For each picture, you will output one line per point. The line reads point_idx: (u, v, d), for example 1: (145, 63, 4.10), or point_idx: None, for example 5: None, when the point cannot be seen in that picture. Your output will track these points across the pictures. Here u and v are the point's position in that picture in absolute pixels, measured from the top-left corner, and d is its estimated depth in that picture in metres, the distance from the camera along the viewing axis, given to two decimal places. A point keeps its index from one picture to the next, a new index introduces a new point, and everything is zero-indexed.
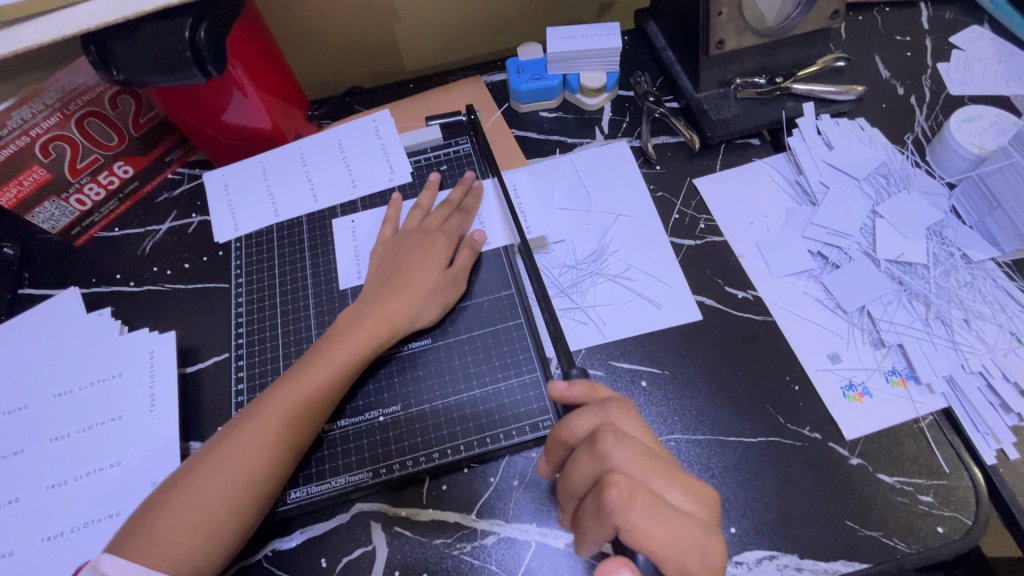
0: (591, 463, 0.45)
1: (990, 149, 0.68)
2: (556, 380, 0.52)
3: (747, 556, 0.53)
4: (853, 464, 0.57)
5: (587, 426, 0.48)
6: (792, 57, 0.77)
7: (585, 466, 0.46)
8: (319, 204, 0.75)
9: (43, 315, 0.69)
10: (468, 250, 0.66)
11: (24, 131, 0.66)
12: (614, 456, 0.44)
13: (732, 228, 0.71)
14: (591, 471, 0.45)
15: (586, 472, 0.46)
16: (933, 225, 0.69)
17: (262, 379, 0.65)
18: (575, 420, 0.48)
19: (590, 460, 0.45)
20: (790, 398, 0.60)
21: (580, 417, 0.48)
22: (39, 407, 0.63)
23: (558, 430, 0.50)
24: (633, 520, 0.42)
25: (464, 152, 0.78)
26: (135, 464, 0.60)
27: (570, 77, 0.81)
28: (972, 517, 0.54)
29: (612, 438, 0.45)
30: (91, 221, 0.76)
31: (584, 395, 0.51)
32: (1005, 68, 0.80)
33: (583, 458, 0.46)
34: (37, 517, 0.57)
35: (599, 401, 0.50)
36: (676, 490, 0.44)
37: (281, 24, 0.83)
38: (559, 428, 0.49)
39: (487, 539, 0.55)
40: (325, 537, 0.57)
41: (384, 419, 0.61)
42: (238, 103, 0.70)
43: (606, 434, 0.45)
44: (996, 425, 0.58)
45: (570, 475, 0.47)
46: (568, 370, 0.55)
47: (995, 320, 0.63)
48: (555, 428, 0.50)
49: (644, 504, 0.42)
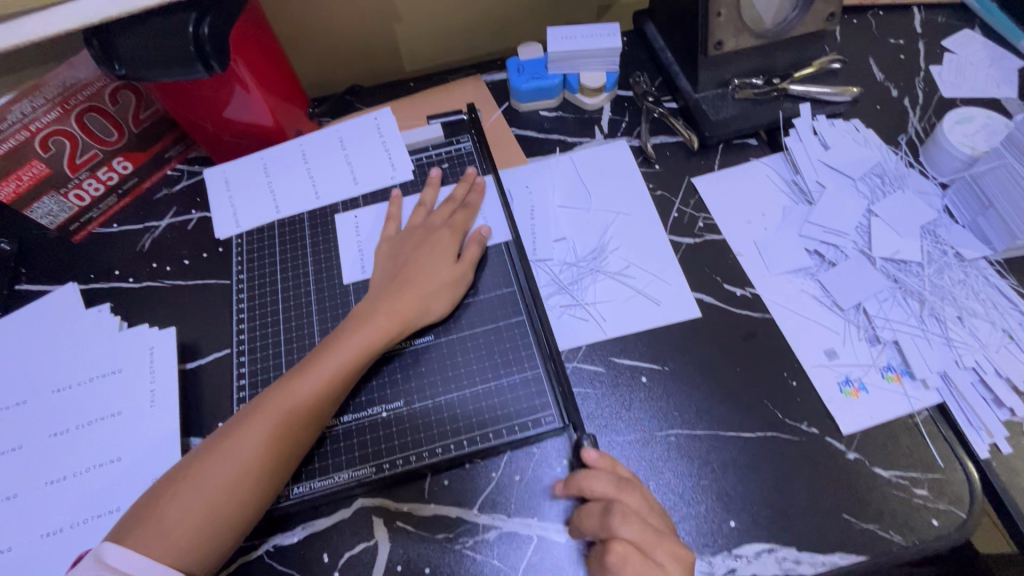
0: (598, 522, 0.51)
1: (982, 150, 0.69)
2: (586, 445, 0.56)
3: (746, 549, 0.54)
4: (850, 459, 0.58)
5: (601, 489, 0.52)
6: (788, 59, 0.78)
7: (592, 522, 0.52)
8: (321, 201, 0.75)
9: (41, 310, 0.68)
10: (476, 244, 0.67)
11: (24, 126, 0.65)
12: (619, 529, 0.49)
13: (731, 226, 0.72)
14: (597, 530, 0.51)
15: (593, 527, 0.51)
16: (927, 224, 0.70)
17: (263, 374, 0.65)
18: (592, 482, 0.53)
19: (598, 520, 0.51)
20: (788, 394, 0.61)
21: (596, 480, 0.53)
22: (38, 403, 0.63)
23: (577, 483, 0.54)
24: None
25: (465, 150, 0.78)
26: (137, 459, 0.59)
27: (570, 76, 0.81)
28: (967, 509, 0.55)
29: (619, 513, 0.50)
30: (90, 217, 0.76)
31: (604, 464, 0.55)
32: (996, 71, 0.82)
33: (593, 516, 0.52)
34: (36, 513, 0.57)
35: (618, 474, 0.54)
36: (662, 552, 0.49)
37: (284, 23, 0.84)
38: (579, 484, 0.53)
39: (489, 534, 0.56)
40: (327, 532, 0.57)
41: (387, 416, 0.61)
42: (239, 98, 0.70)
43: (614, 508, 0.50)
44: (988, 419, 0.59)
45: (581, 523, 0.53)
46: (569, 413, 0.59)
47: (988, 317, 0.64)
48: (576, 475, 0.54)
49: (634, 569, 0.48)
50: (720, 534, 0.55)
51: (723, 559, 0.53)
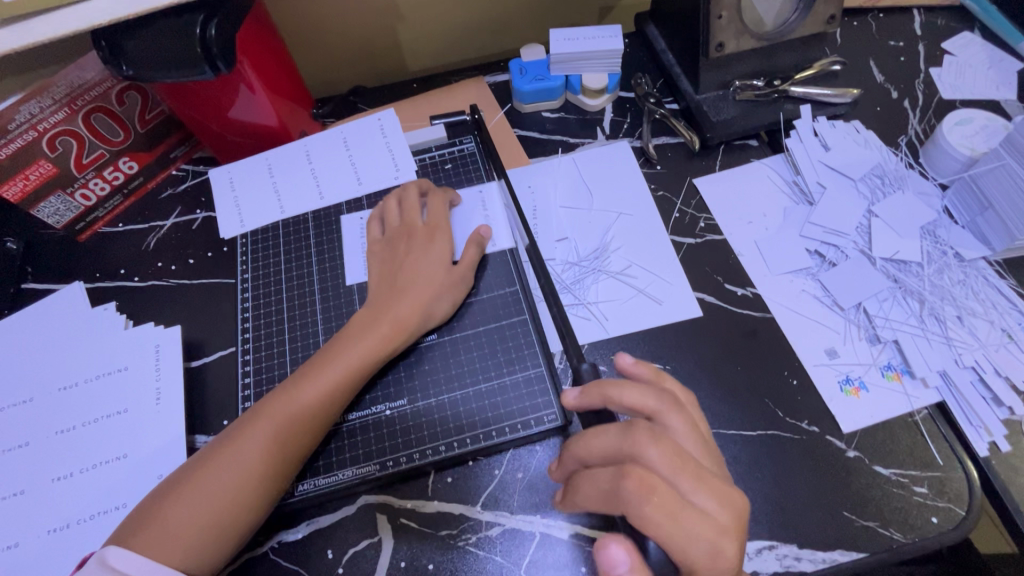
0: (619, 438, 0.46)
1: (982, 151, 0.69)
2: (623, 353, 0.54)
3: (747, 546, 0.54)
4: (850, 457, 0.58)
5: (635, 403, 0.49)
6: (789, 61, 0.79)
7: (609, 442, 0.47)
8: (325, 201, 0.75)
9: (47, 308, 0.69)
10: (475, 246, 0.67)
11: (32, 126, 0.66)
12: (646, 449, 0.44)
13: (732, 226, 0.72)
14: (611, 450, 0.47)
15: (607, 447, 0.47)
16: (926, 225, 0.70)
17: (268, 372, 0.66)
18: (628, 392, 0.49)
19: (620, 436, 0.46)
20: (789, 393, 0.61)
21: (633, 391, 0.49)
22: (44, 400, 0.63)
23: (604, 396, 0.50)
24: (642, 513, 0.42)
25: (468, 151, 0.79)
26: (143, 456, 0.60)
27: (572, 78, 0.82)
28: (966, 507, 0.55)
29: (647, 434, 0.45)
30: (95, 217, 0.76)
31: (646, 375, 0.52)
32: (995, 73, 0.83)
33: (611, 434, 0.47)
34: (43, 509, 0.58)
35: (657, 386, 0.51)
36: (703, 494, 0.43)
37: (288, 25, 0.84)
38: (606, 395, 0.50)
39: (492, 530, 0.56)
40: (332, 529, 0.58)
41: (391, 413, 0.61)
42: (245, 98, 0.71)
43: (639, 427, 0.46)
44: (988, 418, 0.59)
45: (589, 443, 0.48)
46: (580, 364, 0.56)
47: (987, 317, 0.64)
48: (605, 384, 0.50)
49: (658, 495, 0.43)
50: None
51: None
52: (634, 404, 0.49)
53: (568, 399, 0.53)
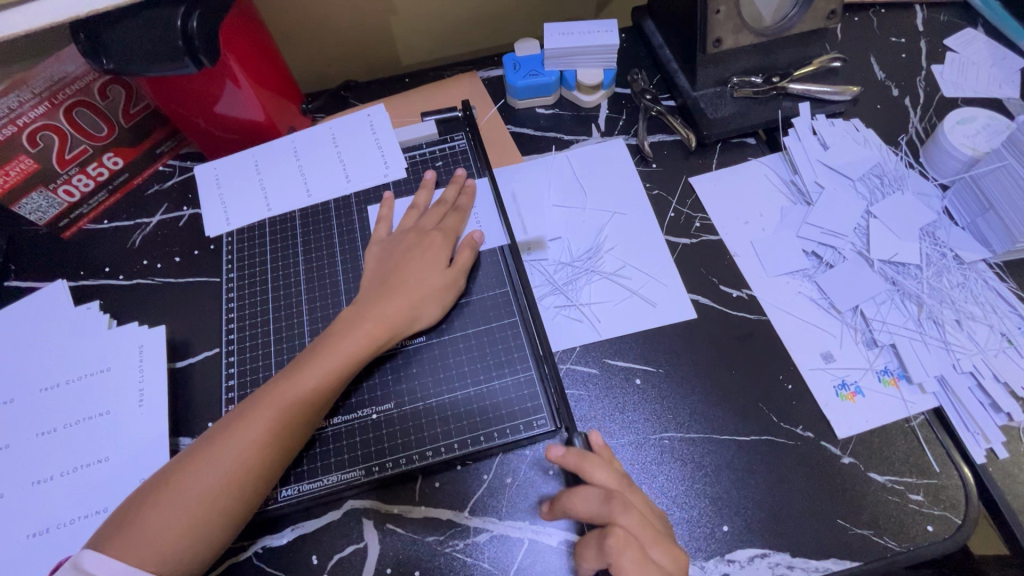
0: (599, 504, 0.50)
1: (983, 152, 0.68)
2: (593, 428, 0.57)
3: (739, 554, 0.53)
4: (846, 463, 0.57)
5: (605, 481, 0.52)
6: (788, 57, 0.77)
7: (591, 505, 0.50)
8: (313, 199, 0.74)
9: (29, 307, 0.67)
10: (467, 250, 0.66)
11: (11, 120, 0.64)
12: (621, 517, 0.49)
13: (727, 226, 0.71)
14: (592, 513, 0.50)
15: (590, 509, 0.50)
16: (926, 226, 0.69)
17: (254, 375, 0.64)
18: (596, 469, 0.52)
19: (598, 502, 0.50)
20: (784, 398, 0.60)
21: (599, 469, 0.52)
22: (25, 401, 0.62)
23: (582, 466, 0.52)
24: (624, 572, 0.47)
25: (459, 148, 0.77)
26: (125, 458, 0.59)
27: (567, 73, 0.80)
28: (962, 515, 0.54)
29: (623, 503, 0.49)
30: (80, 213, 0.75)
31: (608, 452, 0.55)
32: (999, 70, 0.81)
33: (591, 500, 0.50)
34: (22, 513, 0.56)
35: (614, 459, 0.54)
36: (660, 550, 0.48)
37: (279, 17, 0.82)
38: (584, 465, 0.52)
39: (480, 537, 0.55)
40: (316, 534, 0.57)
41: (377, 417, 0.60)
42: (230, 95, 0.69)
43: (619, 498, 0.50)
44: (985, 424, 0.58)
45: (572, 505, 0.51)
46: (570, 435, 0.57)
47: (987, 321, 0.63)
48: (585, 456, 0.53)
49: (632, 556, 0.47)
50: (712, 539, 0.54)
51: (715, 563, 0.53)
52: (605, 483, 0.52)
53: (552, 454, 0.53)
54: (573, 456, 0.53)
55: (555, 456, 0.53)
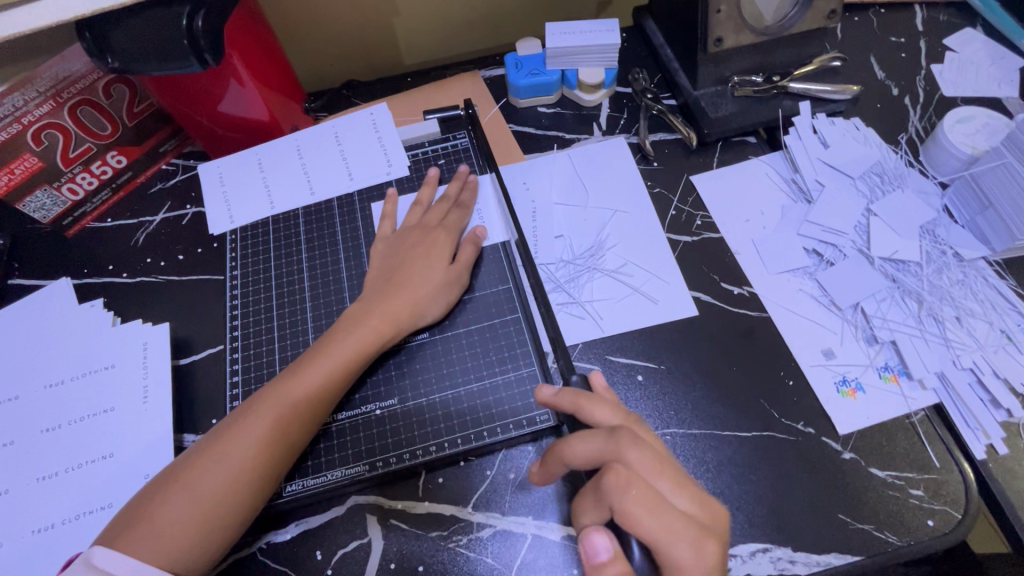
0: (603, 441, 0.47)
1: (982, 150, 0.69)
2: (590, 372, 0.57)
3: (741, 549, 0.54)
4: (847, 459, 0.57)
5: (610, 420, 0.51)
6: (789, 56, 0.78)
7: (593, 444, 0.48)
8: (316, 197, 0.74)
9: (33, 304, 0.68)
10: (470, 246, 0.66)
11: (15, 118, 0.65)
12: (627, 451, 0.46)
13: (728, 224, 0.71)
14: (597, 453, 0.47)
15: (593, 450, 0.47)
16: (926, 224, 0.69)
17: (258, 372, 0.65)
18: (597, 410, 0.51)
19: (601, 440, 0.47)
20: (785, 394, 0.61)
21: (602, 408, 0.52)
22: (30, 398, 0.62)
23: (578, 404, 0.52)
24: (629, 507, 0.43)
25: (461, 146, 0.78)
26: (130, 455, 0.59)
27: (568, 72, 0.80)
28: (962, 510, 0.54)
29: (629, 438, 0.47)
30: (83, 212, 0.75)
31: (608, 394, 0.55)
32: (998, 70, 0.81)
33: (595, 439, 0.48)
34: (26, 509, 0.56)
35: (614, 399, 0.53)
36: (683, 497, 0.45)
37: (282, 17, 0.83)
38: (579, 403, 0.52)
39: (482, 532, 0.55)
40: (320, 530, 0.57)
41: (382, 413, 0.60)
42: (234, 93, 0.69)
43: (624, 433, 0.47)
44: (985, 420, 0.59)
45: (573, 448, 0.48)
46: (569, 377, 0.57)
47: (986, 318, 0.64)
48: (580, 394, 0.52)
49: (636, 492, 0.43)
50: None
51: None
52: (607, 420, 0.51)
53: (541, 395, 0.54)
54: (568, 395, 0.52)
55: (549, 396, 0.53)
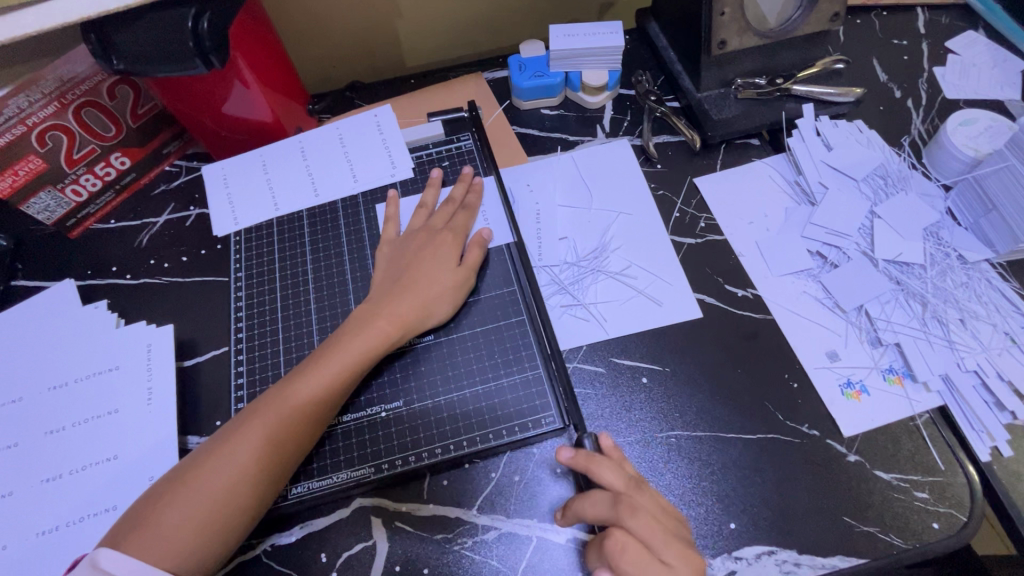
0: (607, 508, 0.50)
1: (986, 153, 0.69)
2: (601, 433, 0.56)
3: (746, 551, 0.54)
4: (852, 461, 0.57)
5: (613, 483, 0.51)
6: (792, 59, 0.78)
7: (599, 508, 0.51)
8: (320, 199, 0.74)
9: (37, 306, 0.67)
10: (477, 247, 0.66)
11: (20, 120, 0.65)
12: (627, 519, 0.49)
13: (732, 227, 0.71)
14: (600, 516, 0.50)
15: (599, 515, 0.50)
16: (929, 226, 0.70)
17: (262, 373, 0.64)
18: (604, 472, 0.52)
19: (606, 506, 0.50)
20: (790, 396, 0.61)
21: (608, 471, 0.52)
22: (33, 400, 0.62)
23: (589, 467, 0.52)
24: (625, 572, 0.48)
25: (465, 148, 0.78)
26: (134, 457, 0.59)
27: (572, 74, 0.80)
28: (967, 513, 0.54)
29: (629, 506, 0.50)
30: (87, 213, 0.75)
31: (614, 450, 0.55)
32: (1000, 73, 0.82)
33: (599, 502, 0.51)
34: (31, 511, 0.56)
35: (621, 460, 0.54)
36: (671, 552, 0.48)
37: (286, 18, 0.83)
38: (590, 467, 0.52)
39: (488, 535, 0.55)
40: (326, 532, 0.57)
41: (387, 414, 0.60)
42: (238, 94, 0.69)
43: (626, 500, 0.50)
44: (990, 422, 0.59)
45: (581, 510, 0.51)
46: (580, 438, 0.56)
47: (990, 320, 0.64)
48: (591, 458, 0.53)
49: (631, 555, 0.48)
50: (719, 536, 0.54)
51: (722, 561, 0.53)
52: (613, 485, 0.51)
53: (561, 457, 0.53)
54: (580, 459, 0.53)
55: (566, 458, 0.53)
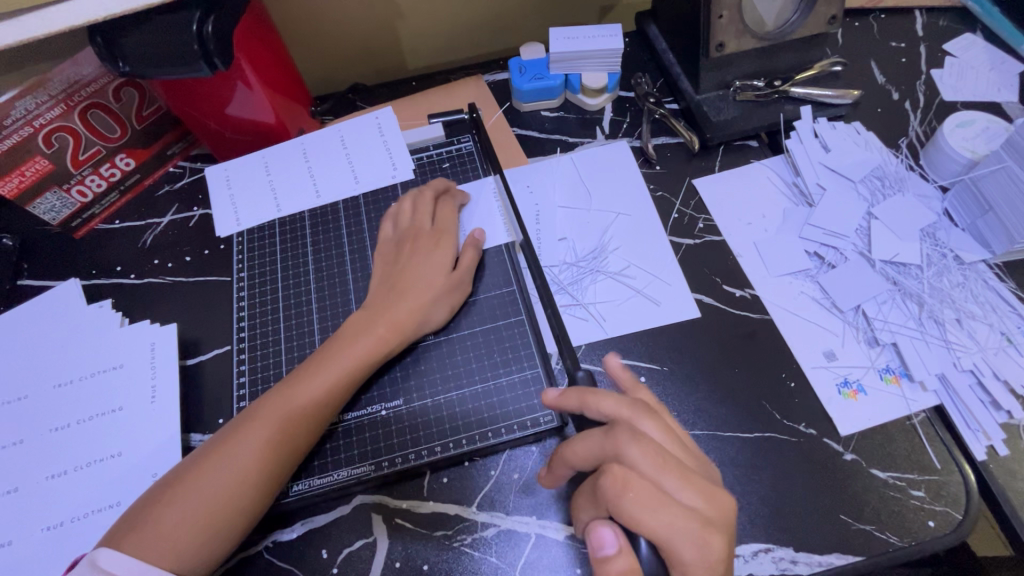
0: (601, 440, 0.47)
1: (982, 154, 0.69)
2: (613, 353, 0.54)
3: (743, 548, 0.54)
4: (848, 460, 0.58)
5: (612, 411, 0.49)
6: (790, 61, 0.78)
7: (592, 444, 0.47)
8: (322, 200, 0.75)
9: (42, 305, 0.68)
10: (471, 249, 0.67)
11: (28, 122, 0.66)
12: (627, 448, 0.45)
13: (731, 227, 0.72)
14: (597, 450, 0.47)
15: (591, 451, 0.47)
16: (926, 228, 0.70)
17: (264, 372, 0.65)
18: (601, 401, 0.50)
19: (602, 439, 0.47)
20: (787, 395, 0.61)
21: (608, 399, 0.50)
22: (39, 397, 0.63)
23: (583, 401, 0.51)
24: (628, 509, 0.43)
25: (466, 150, 0.78)
26: (138, 454, 0.60)
27: (572, 77, 0.81)
28: (963, 511, 0.55)
29: (627, 436, 0.45)
30: (92, 213, 0.76)
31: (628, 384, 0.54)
32: (997, 75, 0.82)
33: (594, 437, 0.47)
34: (36, 507, 0.57)
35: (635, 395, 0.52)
36: (687, 490, 0.44)
37: (289, 21, 0.84)
38: (584, 400, 0.51)
39: (487, 532, 0.56)
40: (326, 529, 0.57)
41: (387, 413, 0.61)
42: (242, 96, 0.70)
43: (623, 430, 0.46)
44: (986, 422, 0.59)
45: (574, 448, 0.49)
46: (574, 371, 0.58)
47: (986, 320, 0.64)
48: (584, 391, 0.51)
49: (634, 494, 0.43)
50: None
51: None
52: (613, 412, 0.49)
53: (547, 398, 0.54)
54: (571, 395, 0.52)
55: (554, 398, 0.54)
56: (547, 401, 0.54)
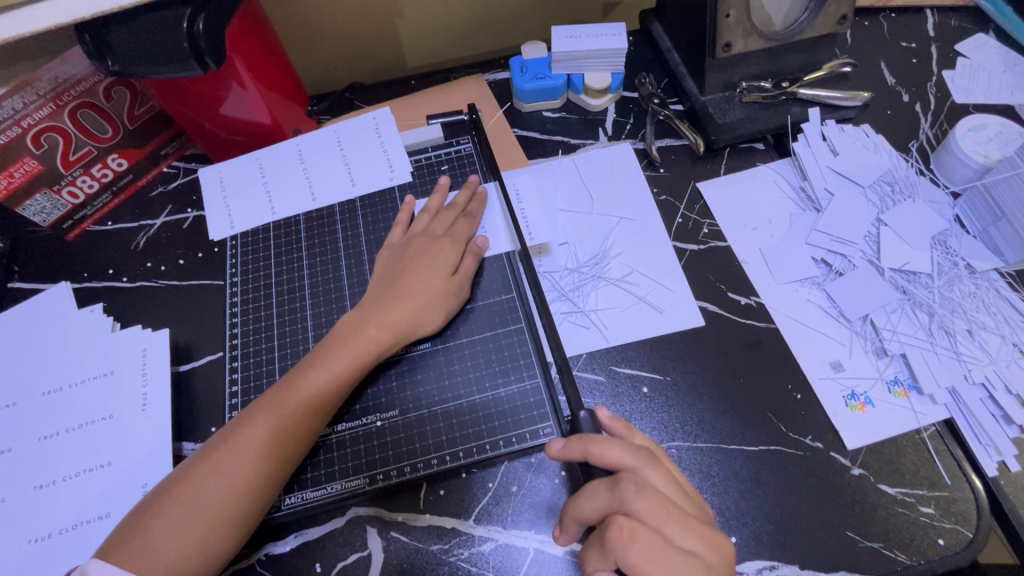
0: (606, 494, 0.46)
1: (995, 159, 0.67)
2: (599, 406, 0.55)
3: (747, 566, 0.53)
4: (855, 475, 0.56)
5: (618, 459, 0.48)
6: (798, 62, 0.77)
7: (598, 500, 0.46)
8: (318, 203, 0.74)
9: (32, 309, 0.67)
10: (472, 256, 0.65)
11: (15, 122, 0.64)
12: (633, 502, 0.45)
13: (735, 232, 0.70)
14: (601, 505, 0.46)
15: (600, 505, 0.46)
16: (937, 235, 0.68)
17: (257, 379, 0.64)
18: (605, 449, 0.48)
19: (607, 494, 0.46)
20: (792, 407, 0.60)
21: (612, 447, 0.48)
22: (27, 405, 0.62)
23: (587, 449, 0.48)
24: (632, 563, 0.43)
25: (465, 152, 0.77)
26: (127, 464, 0.58)
27: (574, 77, 0.79)
28: (973, 529, 0.53)
29: (633, 486, 0.45)
30: (84, 215, 0.75)
31: (622, 432, 0.53)
32: (1010, 76, 0.80)
33: (598, 493, 0.46)
34: (23, 519, 0.56)
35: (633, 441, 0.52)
36: (690, 537, 0.44)
37: (286, 18, 0.82)
38: (589, 449, 0.48)
39: (485, 546, 0.55)
40: (320, 542, 0.56)
41: (382, 424, 0.60)
42: (236, 96, 0.69)
43: (628, 481, 0.46)
44: (998, 437, 0.57)
45: (581, 504, 0.47)
46: (574, 412, 0.53)
47: (998, 331, 0.62)
48: (588, 438, 0.49)
49: (641, 548, 0.43)
50: None
51: None
52: (619, 461, 0.48)
53: (552, 450, 0.51)
54: (575, 444, 0.49)
55: (558, 449, 0.50)
56: (551, 453, 0.50)
